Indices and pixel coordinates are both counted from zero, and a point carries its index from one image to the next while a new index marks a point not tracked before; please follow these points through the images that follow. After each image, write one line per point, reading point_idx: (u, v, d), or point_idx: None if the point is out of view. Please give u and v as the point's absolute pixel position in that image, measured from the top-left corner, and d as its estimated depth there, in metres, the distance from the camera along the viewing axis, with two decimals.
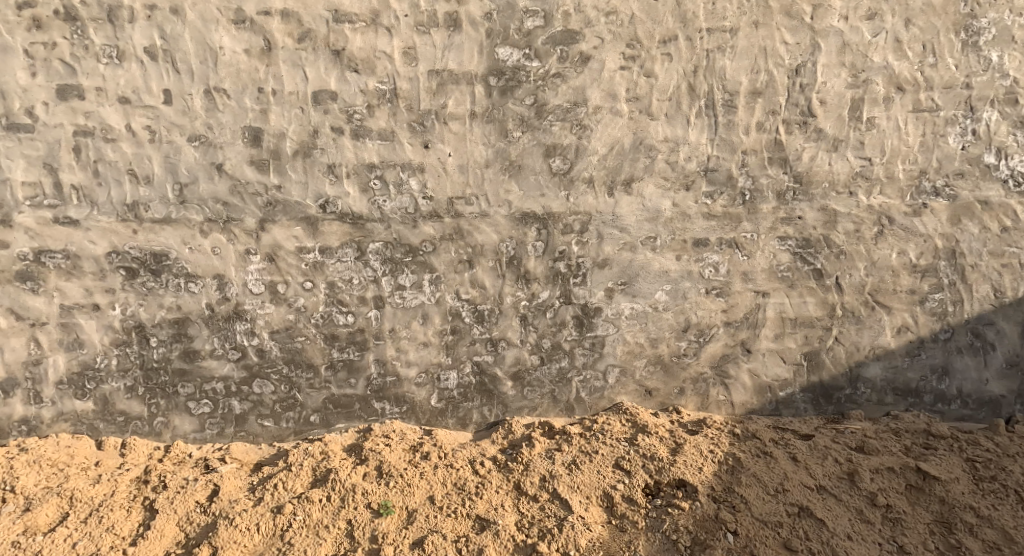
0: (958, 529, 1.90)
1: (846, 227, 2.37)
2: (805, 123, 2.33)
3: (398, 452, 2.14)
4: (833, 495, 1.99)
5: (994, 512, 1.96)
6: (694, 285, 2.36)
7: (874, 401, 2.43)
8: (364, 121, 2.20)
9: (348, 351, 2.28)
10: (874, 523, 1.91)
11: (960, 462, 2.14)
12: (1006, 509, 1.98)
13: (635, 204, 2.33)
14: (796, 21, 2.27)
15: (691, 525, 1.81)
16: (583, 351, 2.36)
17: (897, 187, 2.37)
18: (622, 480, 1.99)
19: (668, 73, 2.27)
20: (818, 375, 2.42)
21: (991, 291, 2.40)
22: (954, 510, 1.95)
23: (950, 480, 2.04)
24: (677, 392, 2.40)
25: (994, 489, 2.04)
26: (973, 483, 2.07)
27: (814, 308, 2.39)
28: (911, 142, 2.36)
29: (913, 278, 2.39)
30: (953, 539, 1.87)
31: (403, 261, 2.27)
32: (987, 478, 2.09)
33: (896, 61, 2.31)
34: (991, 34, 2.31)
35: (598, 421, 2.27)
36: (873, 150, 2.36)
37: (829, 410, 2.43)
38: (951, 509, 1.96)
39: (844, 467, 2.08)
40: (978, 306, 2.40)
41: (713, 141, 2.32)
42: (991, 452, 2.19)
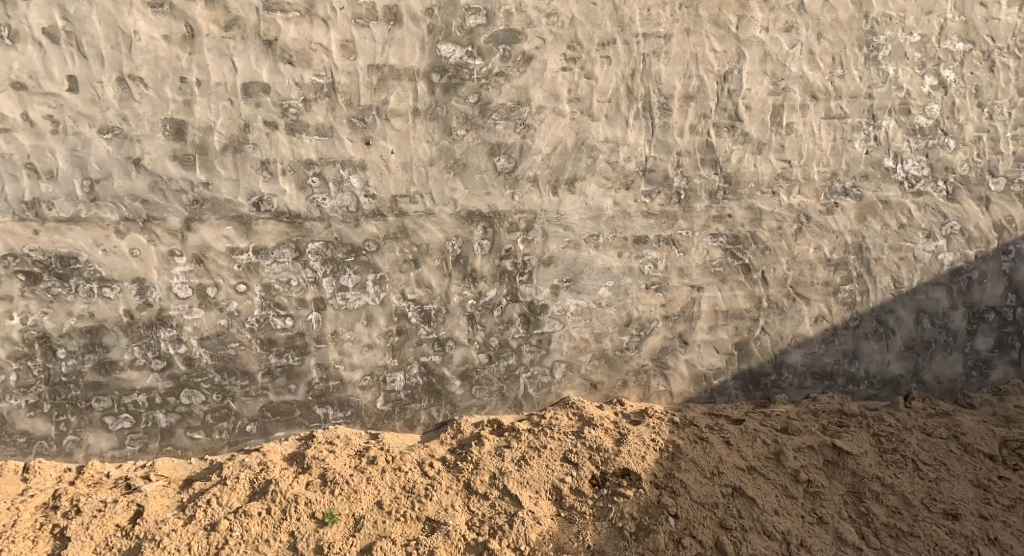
0: (866, 498, 2.11)
1: (770, 224, 2.55)
2: (732, 127, 2.48)
3: (343, 459, 2.07)
4: (762, 474, 2.13)
5: (896, 480, 2.18)
6: (635, 281, 2.46)
7: (796, 385, 2.63)
8: (300, 116, 2.10)
9: (287, 356, 2.18)
10: (797, 497, 2.08)
11: (868, 437, 2.36)
12: (905, 477, 2.21)
13: (579, 203, 2.38)
14: (723, 30, 2.41)
15: (636, 511, 1.89)
16: (530, 348, 2.39)
17: (813, 187, 2.58)
18: (570, 473, 2.03)
19: (607, 76, 2.34)
20: (747, 363, 2.59)
21: (891, 281, 2.66)
22: (864, 481, 2.16)
23: (861, 454, 2.24)
24: (621, 384, 2.48)
25: (896, 459, 2.27)
26: (878, 455, 2.29)
27: (743, 300, 2.55)
28: (824, 147, 2.57)
29: (827, 271, 2.61)
30: (862, 507, 2.08)
31: (345, 261, 2.20)
32: (890, 449, 2.32)
33: (810, 71, 2.51)
34: (888, 50, 2.56)
35: (546, 417, 2.31)
36: (792, 153, 2.54)
37: (757, 395, 2.61)
38: (861, 480, 2.16)
39: (771, 448, 2.24)
40: (881, 295, 2.66)
41: (650, 142, 2.42)
42: (892, 426, 2.43)
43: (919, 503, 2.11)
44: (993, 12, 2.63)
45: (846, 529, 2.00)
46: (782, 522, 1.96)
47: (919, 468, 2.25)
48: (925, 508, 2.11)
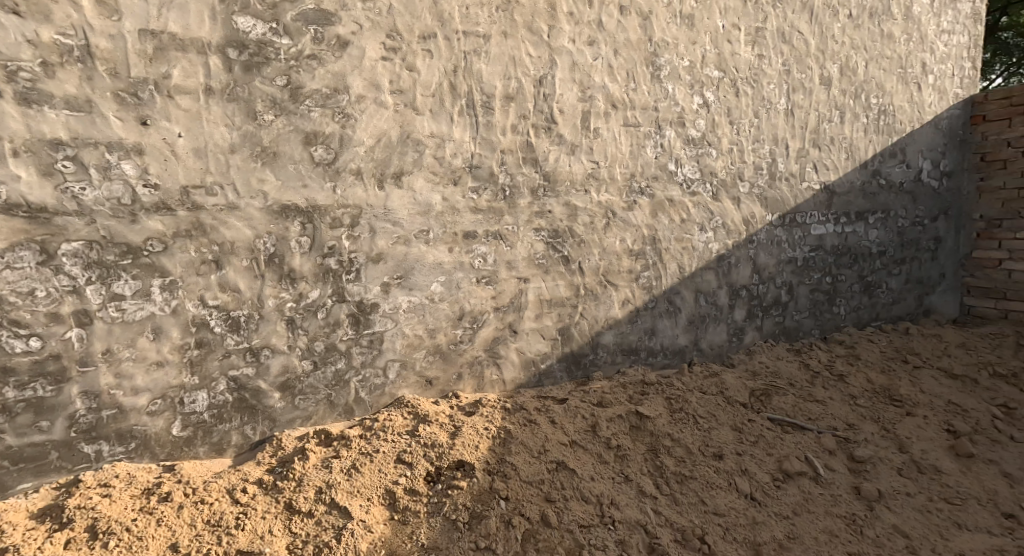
0: (661, 453, 2.42)
1: (584, 219, 2.81)
2: (548, 129, 2.66)
3: (124, 502, 1.71)
4: (581, 446, 2.33)
5: (681, 434, 2.54)
6: (466, 275, 2.49)
7: (609, 362, 2.97)
8: (40, 84, 1.65)
9: (34, 388, 1.70)
10: (609, 461, 2.31)
11: (663, 401, 2.76)
12: (688, 430, 2.58)
13: (407, 198, 2.32)
14: (537, 37, 2.57)
15: (469, 501, 1.92)
16: (360, 350, 2.26)
17: (617, 186, 2.91)
18: (403, 473, 1.98)
19: (430, 70, 2.32)
20: (569, 346, 2.82)
21: (677, 267, 3.16)
22: (659, 439, 2.48)
23: (657, 416, 2.59)
24: (456, 377, 2.50)
25: (682, 417, 2.68)
26: (669, 415, 2.67)
27: (564, 289, 2.77)
28: (624, 151, 2.92)
29: (630, 260, 2.98)
30: (658, 461, 2.38)
31: (119, 265, 1.80)
32: (678, 409, 2.73)
33: (610, 83, 2.82)
34: (667, 70, 3.01)
35: (379, 419, 2.22)
36: (599, 155, 2.84)
37: (578, 374, 2.87)
38: (657, 438, 2.49)
39: (589, 421, 2.47)
40: (670, 279, 3.14)
41: (475, 139, 2.47)
42: (679, 389, 2.89)
43: (699, 451, 2.48)
44: (737, 48, 3.27)
45: (644, 483, 2.24)
46: (596, 486, 2.13)
47: (699, 421, 2.67)
48: (703, 454, 2.47)
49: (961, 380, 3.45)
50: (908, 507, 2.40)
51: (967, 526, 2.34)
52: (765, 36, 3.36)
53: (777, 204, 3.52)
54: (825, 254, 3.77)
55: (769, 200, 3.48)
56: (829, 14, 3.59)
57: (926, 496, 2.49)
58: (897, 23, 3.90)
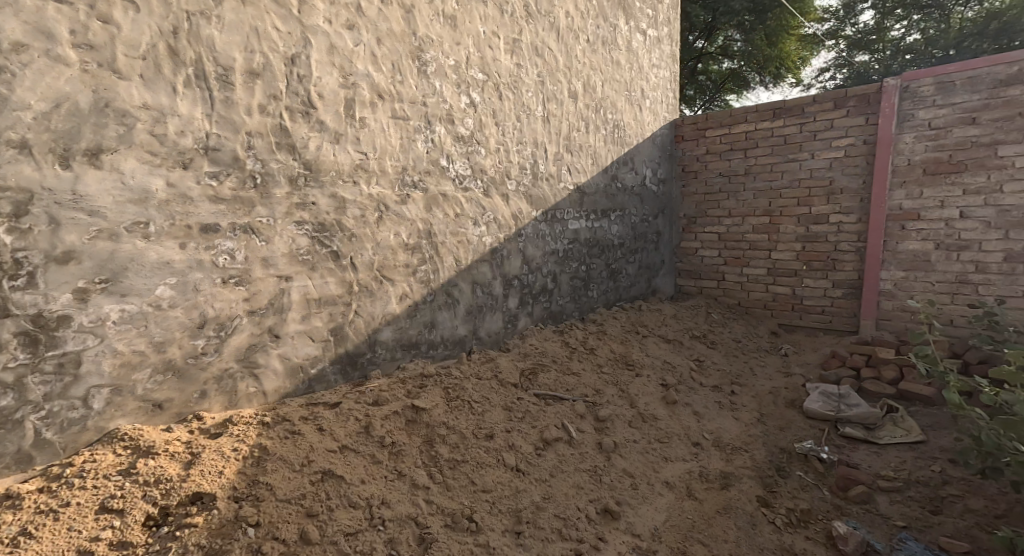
0: (437, 442, 2.45)
1: (353, 212, 2.68)
2: (306, 113, 2.45)
3: None
4: (352, 450, 2.22)
5: (456, 421, 2.60)
6: (207, 276, 2.14)
7: (389, 359, 2.90)
8: None
9: None
10: (382, 460, 2.24)
11: (440, 390, 2.81)
12: (464, 417, 2.67)
13: (111, 182, 1.87)
14: (284, 11, 2.35)
15: (205, 537, 1.71)
16: (42, 378, 1.74)
17: (388, 179, 2.85)
18: (112, 524, 1.66)
19: (134, 26, 1.91)
20: (343, 346, 2.67)
21: (453, 261, 3.27)
22: (434, 428, 2.51)
23: (433, 406, 2.61)
24: (199, 395, 2.13)
25: (459, 403, 2.76)
26: (446, 403, 2.73)
27: (334, 287, 2.61)
28: (394, 143, 2.86)
29: (406, 255, 2.96)
30: (433, 451, 2.40)
31: None
32: (455, 397, 2.81)
33: (374, 71, 2.74)
34: (433, 66, 3.06)
35: (78, 462, 1.77)
36: (367, 146, 2.73)
37: (354, 375, 2.73)
38: (432, 428, 2.51)
39: (362, 423, 2.37)
40: (447, 272, 3.23)
41: (209, 117, 2.13)
42: (457, 377, 2.98)
43: (473, 435, 2.58)
44: (498, 54, 3.51)
45: (418, 475, 2.25)
46: (367, 489, 2.08)
47: (473, 406, 2.79)
48: (476, 437, 2.58)
49: (674, 344, 4.36)
50: (634, 452, 2.97)
51: (670, 458, 3.00)
52: (521, 47, 3.69)
53: (540, 202, 3.91)
54: (580, 245, 4.34)
55: (533, 197, 3.84)
56: (572, 36, 4.12)
57: (646, 440, 3.11)
58: (622, 53, 4.69)
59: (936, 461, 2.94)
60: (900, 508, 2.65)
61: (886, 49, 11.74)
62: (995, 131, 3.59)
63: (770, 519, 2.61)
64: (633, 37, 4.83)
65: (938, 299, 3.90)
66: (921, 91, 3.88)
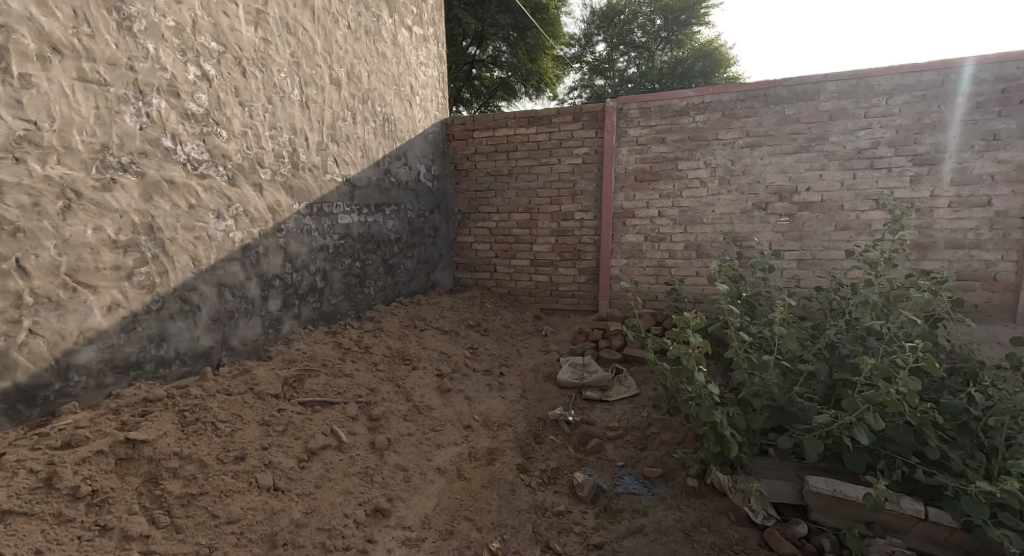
0: (162, 479, 2.24)
1: (18, 199, 2.13)
2: None
3: None
4: (22, 513, 1.92)
5: (191, 449, 2.39)
6: None
7: (92, 388, 2.39)
8: None
9: None
10: (73, 519, 2.00)
11: (171, 416, 2.50)
12: (203, 442, 2.45)
13: None
14: None
15: None
16: None
17: (77, 158, 2.33)
18: None
19: None
20: (10, 379, 2.12)
21: (189, 261, 2.81)
22: (159, 463, 2.28)
23: (157, 438, 2.34)
24: None
25: (196, 428, 2.49)
26: (180, 431, 2.45)
27: None
28: (84, 114, 2.36)
29: (115, 255, 2.46)
30: (156, 491, 2.21)
31: None
32: (192, 421, 2.52)
33: (41, 15, 2.22)
34: (143, 25, 2.59)
35: None
36: (37, 113, 2.20)
37: (34, 414, 2.19)
38: (156, 463, 2.28)
39: (42, 476, 2.03)
40: (180, 275, 2.77)
41: None
42: (197, 397, 2.65)
43: (215, 461, 2.40)
44: (236, 25, 3.10)
45: (132, 524, 2.06)
46: None
47: (217, 427, 2.55)
48: (220, 463, 2.41)
49: (450, 334, 4.53)
50: (407, 445, 3.01)
51: (443, 445, 3.12)
52: (268, 22, 3.33)
53: (303, 194, 3.60)
54: (352, 241, 4.15)
55: (294, 189, 3.51)
56: (330, 19, 3.89)
57: (420, 431, 3.17)
58: (387, 46, 4.63)
59: (645, 407, 3.69)
60: (621, 451, 3.26)
61: (616, 77, 14.18)
62: (676, 149, 4.65)
63: (526, 483, 2.95)
64: (399, 31, 4.80)
65: (649, 279, 4.90)
66: (630, 113, 4.79)
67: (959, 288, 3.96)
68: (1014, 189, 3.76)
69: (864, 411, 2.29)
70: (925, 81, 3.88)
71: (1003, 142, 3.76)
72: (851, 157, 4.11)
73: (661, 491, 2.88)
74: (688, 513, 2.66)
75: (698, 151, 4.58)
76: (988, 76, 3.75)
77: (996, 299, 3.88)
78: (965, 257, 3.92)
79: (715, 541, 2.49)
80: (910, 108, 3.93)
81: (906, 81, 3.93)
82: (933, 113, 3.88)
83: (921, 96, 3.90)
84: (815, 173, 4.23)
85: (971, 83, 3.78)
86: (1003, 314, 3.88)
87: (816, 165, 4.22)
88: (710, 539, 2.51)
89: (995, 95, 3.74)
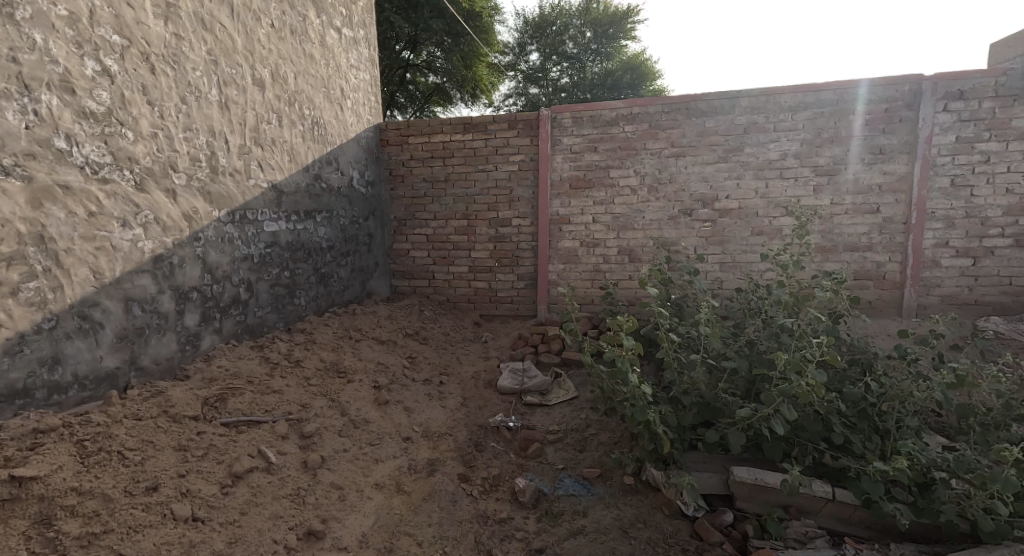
0: (57, 519, 2.04)
1: None
2: None
3: None
4: None
5: (93, 483, 2.18)
6: None
7: None
8: None
9: None
10: None
11: (68, 447, 2.27)
12: (108, 473, 2.24)
13: None
14: None
15: None
16: None
17: None
18: None
19: None
20: None
21: (90, 274, 2.57)
22: (54, 501, 2.08)
23: (50, 473, 2.12)
24: None
25: (99, 460, 2.28)
26: (79, 464, 2.24)
27: None
28: None
29: None
30: (50, 533, 2.00)
31: None
32: (93, 452, 2.30)
33: None
34: (28, 12, 2.34)
35: None
36: None
37: None
38: (49, 502, 2.07)
39: None
40: (79, 290, 2.52)
41: None
42: (101, 424, 2.42)
43: (122, 494, 2.20)
44: (142, 18, 2.87)
45: None
46: None
47: (124, 456, 2.35)
48: (128, 495, 2.22)
49: (387, 344, 4.41)
50: (343, 461, 2.90)
51: (380, 459, 3.02)
52: (179, 16, 3.11)
53: (223, 201, 3.38)
54: (280, 250, 3.95)
55: (213, 195, 3.29)
56: (251, 16, 3.69)
57: (356, 446, 3.06)
58: (315, 47, 4.46)
59: (584, 409, 3.76)
60: (561, 454, 3.31)
61: (549, 86, 14.48)
62: (608, 158, 4.81)
63: (467, 492, 2.92)
64: (327, 32, 4.65)
65: (584, 284, 5.02)
66: (564, 122, 4.91)
67: (856, 286, 4.36)
68: (898, 198, 4.20)
69: (780, 403, 2.45)
70: (822, 99, 4.26)
71: (887, 155, 4.19)
72: (764, 167, 4.43)
73: (600, 491, 2.94)
74: (626, 511, 2.74)
75: (627, 160, 4.76)
76: (873, 96, 4.16)
77: (886, 296, 4.31)
78: (861, 258, 4.32)
79: (650, 536, 2.58)
80: (812, 124, 4.29)
81: (807, 99, 4.29)
82: (830, 129, 4.27)
83: (820, 113, 4.27)
84: (732, 182, 4.52)
85: (859, 102, 4.19)
86: (892, 309, 4.31)
87: (733, 174, 4.51)
88: (646, 534, 2.60)
89: (880, 114, 4.16)
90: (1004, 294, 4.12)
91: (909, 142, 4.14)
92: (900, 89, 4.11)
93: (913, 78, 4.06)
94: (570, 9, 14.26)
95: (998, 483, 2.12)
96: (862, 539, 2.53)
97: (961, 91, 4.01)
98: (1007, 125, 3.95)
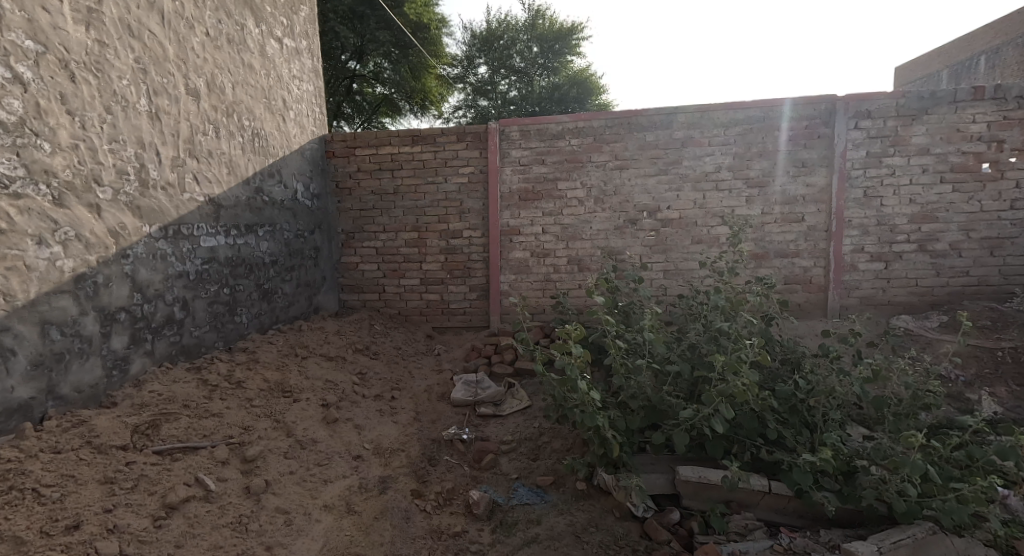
0: None
1: None
2: None
3: None
4: None
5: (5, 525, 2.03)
6: None
7: None
8: None
9: None
10: None
11: None
12: (20, 515, 2.09)
13: None
14: None
15: None
16: None
17: None
18: None
19: None
20: None
21: None
22: None
23: None
24: None
25: (9, 500, 2.12)
26: None
27: None
28: None
29: None
30: None
31: None
32: (4, 492, 2.14)
33: None
34: None
35: None
36: None
37: None
38: None
39: None
40: None
41: None
42: (13, 460, 2.25)
43: (37, 535, 2.06)
44: (61, 23, 2.71)
45: None
46: None
47: (40, 495, 2.19)
48: (43, 536, 2.07)
49: (335, 361, 4.29)
50: (289, 484, 2.79)
51: (328, 479, 2.93)
52: (102, 21, 2.95)
53: (154, 215, 3.21)
54: (218, 265, 3.78)
55: (143, 209, 3.13)
56: (183, 24, 3.55)
57: (304, 467, 2.95)
58: (254, 56, 4.33)
59: (536, 418, 3.78)
60: (515, 463, 3.31)
61: (497, 99, 14.65)
62: (555, 170, 4.92)
63: (420, 508, 2.88)
64: (267, 42, 4.52)
65: (535, 294, 5.08)
66: (511, 135, 4.98)
67: (786, 291, 4.65)
68: (820, 207, 4.52)
69: (719, 403, 2.57)
70: (751, 115, 4.54)
71: (809, 168, 4.51)
72: (701, 179, 4.67)
73: (553, 498, 2.98)
74: (579, 516, 2.78)
75: (574, 172, 4.89)
76: (795, 114, 4.48)
77: (813, 299, 4.62)
78: (790, 264, 4.61)
79: (602, 539, 2.63)
80: (742, 138, 4.57)
81: (737, 115, 4.56)
82: (759, 144, 4.55)
83: (749, 128, 4.55)
84: (672, 194, 4.73)
85: (783, 119, 4.49)
86: (818, 311, 4.62)
87: (673, 186, 4.72)
88: (598, 538, 2.64)
89: (802, 129, 4.48)
90: (912, 294, 4.51)
91: (827, 156, 4.47)
92: (818, 107, 4.44)
93: (829, 98, 4.41)
94: (518, 25, 14.55)
95: (907, 467, 2.31)
96: (796, 528, 2.69)
97: (869, 111, 4.38)
98: (908, 141, 4.35)
